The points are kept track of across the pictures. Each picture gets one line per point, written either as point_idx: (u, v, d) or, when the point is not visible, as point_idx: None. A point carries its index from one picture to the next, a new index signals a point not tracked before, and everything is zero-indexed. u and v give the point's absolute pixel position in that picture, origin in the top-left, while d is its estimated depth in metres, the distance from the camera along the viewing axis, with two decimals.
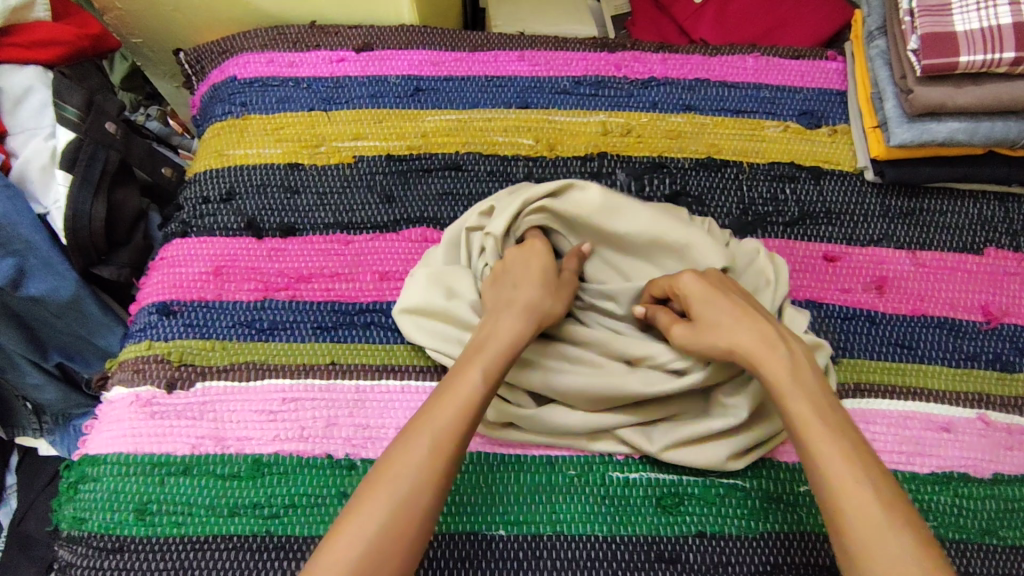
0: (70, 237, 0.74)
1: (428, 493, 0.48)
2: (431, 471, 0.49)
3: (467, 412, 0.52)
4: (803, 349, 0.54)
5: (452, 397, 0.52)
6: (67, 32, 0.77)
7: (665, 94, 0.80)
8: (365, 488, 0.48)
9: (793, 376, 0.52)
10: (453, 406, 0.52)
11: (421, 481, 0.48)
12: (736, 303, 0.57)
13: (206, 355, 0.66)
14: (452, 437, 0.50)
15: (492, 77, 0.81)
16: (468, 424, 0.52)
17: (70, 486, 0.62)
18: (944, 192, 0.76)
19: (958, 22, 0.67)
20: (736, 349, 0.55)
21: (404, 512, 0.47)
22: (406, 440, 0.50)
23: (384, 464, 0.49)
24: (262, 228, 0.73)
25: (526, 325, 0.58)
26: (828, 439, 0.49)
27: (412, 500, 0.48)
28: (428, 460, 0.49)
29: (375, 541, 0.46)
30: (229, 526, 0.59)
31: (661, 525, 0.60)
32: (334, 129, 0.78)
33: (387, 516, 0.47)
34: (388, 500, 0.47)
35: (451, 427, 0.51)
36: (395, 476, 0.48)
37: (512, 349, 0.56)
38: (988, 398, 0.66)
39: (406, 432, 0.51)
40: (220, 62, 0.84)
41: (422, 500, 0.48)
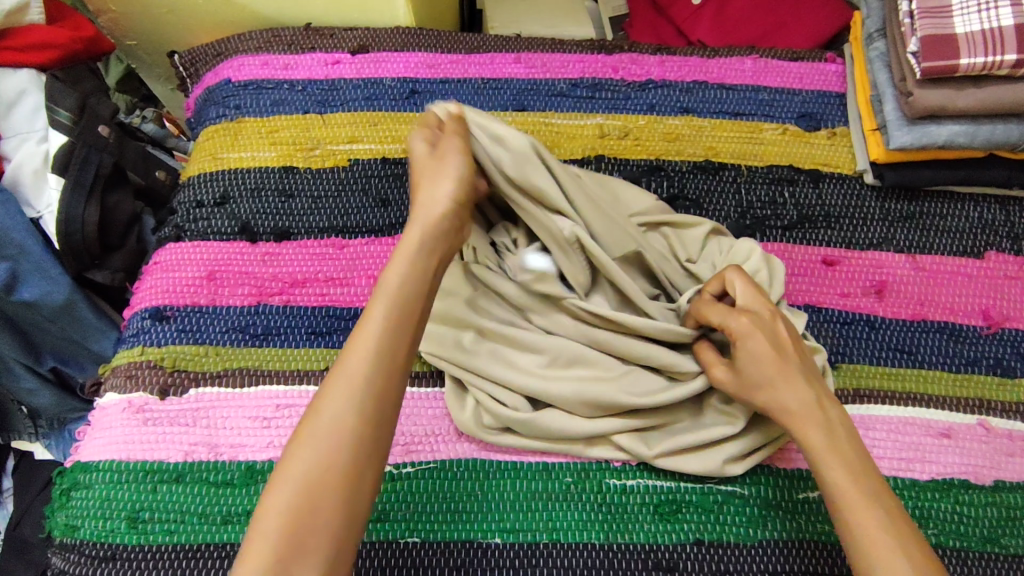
0: (64, 240, 0.74)
1: (355, 421, 0.48)
2: (351, 407, 0.48)
3: (379, 342, 0.50)
4: (841, 414, 0.55)
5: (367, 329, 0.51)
6: (61, 35, 0.77)
7: (662, 97, 0.80)
8: (295, 433, 0.48)
9: (830, 442, 0.53)
10: (368, 338, 0.51)
11: (318, 461, 0.46)
12: (787, 358, 0.56)
13: (200, 360, 0.66)
14: (368, 367, 0.50)
15: (488, 79, 0.81)
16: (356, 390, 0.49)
17: (63, 493, 0.61)
18: (944, 195, 0.75)
19: (958, 24, 0.66)
20: (778, 410, 0.55)
21: (333, 447, 0.47)
22: (327, 380, 0.50)
23: (311, 408, 0.49)
24: (256, 232, 0.72)
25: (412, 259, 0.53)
26: (864, 509, 0.50)
27: (337, 436, 0.47)
28: (348, 394, 0.49)
29: (310, 482, 0.46)
30: (221, 534, 0.58)
31: (658, 533, 0.59)
32: (329, 132, 0.77)
33: (314, 457, 0.47)
34: (315, 440, 0.47)
35: (342, 402, 0.48)
36: (318, 416, 0.48)
37: (421, 265, 0.54)
38: (989, 404, 0.65)
39: (312, 406, 0.49)
40: (214, 65, 0.83)
41: (348, 432, 0.48)
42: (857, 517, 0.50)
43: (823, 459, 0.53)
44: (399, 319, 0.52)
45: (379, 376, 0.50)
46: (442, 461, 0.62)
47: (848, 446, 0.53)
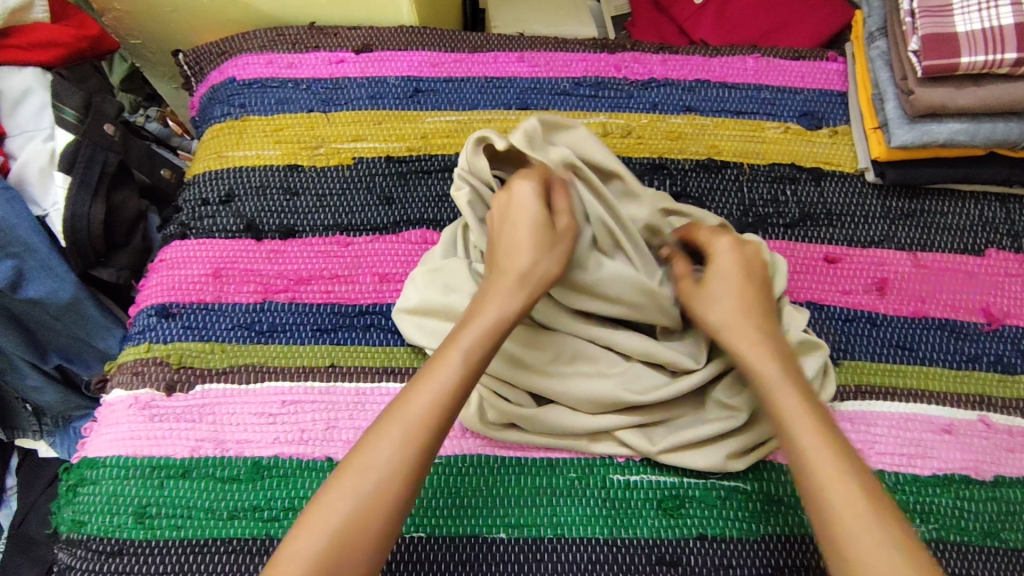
0: (69, 238, 0.74)
1: (401, 482, 0.48)
2: (400, 462, 0.48)
3: (443, 401, 0.50)
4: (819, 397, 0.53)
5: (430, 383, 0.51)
6: (67, 33, 0.78)
7: (665, 95, 0.80)
8: (339, 472, 0.48)
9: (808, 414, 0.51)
10: (430, 396, 0.51)
11: (374, 492, 0.47)
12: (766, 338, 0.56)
13: (206, 357, 0.66)
14: (426, 425, 0.50)
15: (492, 78, 0.81)
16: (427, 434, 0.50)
17: (70, 488, 0.62)
18: (945, 193, 0.76)
19: (959, 22, 0.67)
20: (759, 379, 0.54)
21: (377, 500, 0.47)
22: (382, 426, 0.50)
23: (361, 445, 0.49)
24: (261, 229, 0.72)
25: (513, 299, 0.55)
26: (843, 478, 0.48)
27: (382, 490, 0.48)
28: (398, 446, 0.49)
29: (342, 531, 0.46)
30: (228, 529, 0.58)
31: (662, 528, 0.60)
32: (333, 130, 0.77)
33: (357, 504, 0.47)
34: (361, 487, 0.47)
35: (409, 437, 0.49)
36: (368, 465, 0.48)
37: (496, 330, 0.54)
38: (990, 400, 0.66)
39: (377, 425, 0.50)
40: (218, 64, 0.84)
41: (394, 489, 0.48)
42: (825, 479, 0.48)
43: (793, 420, 0.51)
44: (464, 383, 0.52)
45: (445, 417, 0.50)
46: (447, 457, 0.62)
47: (818, 409, 0.52)
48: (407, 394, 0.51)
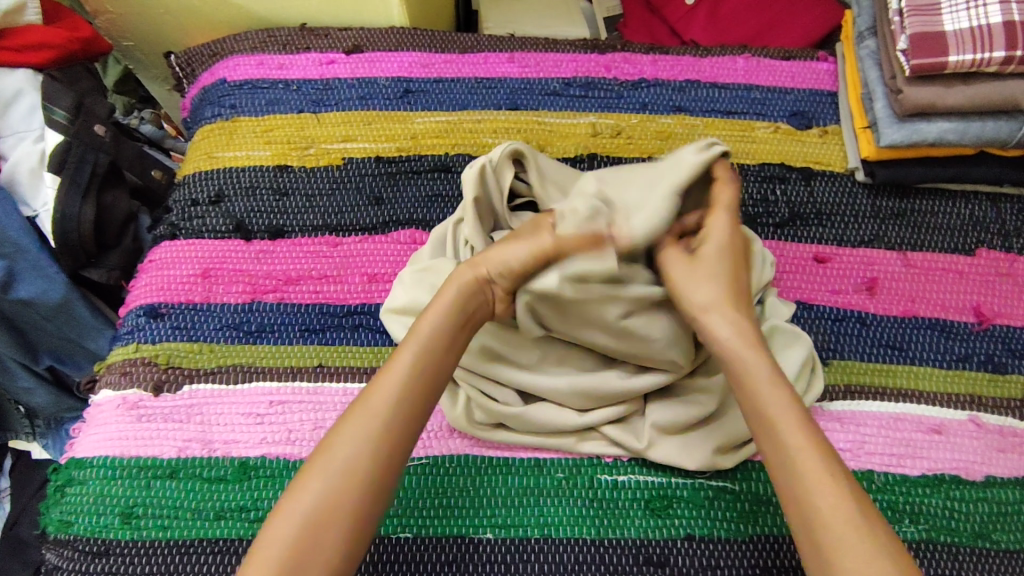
0: (59, 239, 0.74)
1: (367, 467, 0.48)
2: (363, 453, 0.49)
3: (402, 395, 0.51)
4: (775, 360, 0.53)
5: (391, 374, 0.52)
6: (57, 35, 0.78)
7: (655, 96, 0.80)
8: (307, 465, 0.49)
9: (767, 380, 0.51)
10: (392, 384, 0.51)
11: (339, 484, 0.47)
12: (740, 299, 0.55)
13: (194, 357, 0.66)
14: (389, 412, 0.50)
15: (482, 79, 0.81)
16: (390, 426, 0.50)
17: (57, 488, 0.62)
18: (935, 193, 0.75)
19: (947, 22, 0.67)
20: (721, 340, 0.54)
21: (345, 489, 0.47)
22: (346, 416, 0.51)
23: (325, 442, 0.50)
24: (250, 230, 0.72)
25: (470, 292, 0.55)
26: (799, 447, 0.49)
27: (347, 482, 0.48)
28: (362, 434, 0.49)
29: (312, 521, 0.46)
30: (214, 530, 0.58)
31: (649, 528, 0.59)
32: (323, 131, 0.78)
33: (325, 491, 0.47)
34: (327, 476, 0.48)
35: (371, 430, 0.49)
36: (333, 454, 0.48)
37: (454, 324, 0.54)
38: (981, 400, 0.65)
39: (341, 421, 0.51)
40: (210, 65, 0.84)
41: (361, 475, 0.48)
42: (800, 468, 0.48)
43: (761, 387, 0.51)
44: (427, 371, 0.52)
45: (407, 410, 0.51)
46: (435, 458, 0.62)
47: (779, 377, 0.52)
48: (372, 385, 0.52)
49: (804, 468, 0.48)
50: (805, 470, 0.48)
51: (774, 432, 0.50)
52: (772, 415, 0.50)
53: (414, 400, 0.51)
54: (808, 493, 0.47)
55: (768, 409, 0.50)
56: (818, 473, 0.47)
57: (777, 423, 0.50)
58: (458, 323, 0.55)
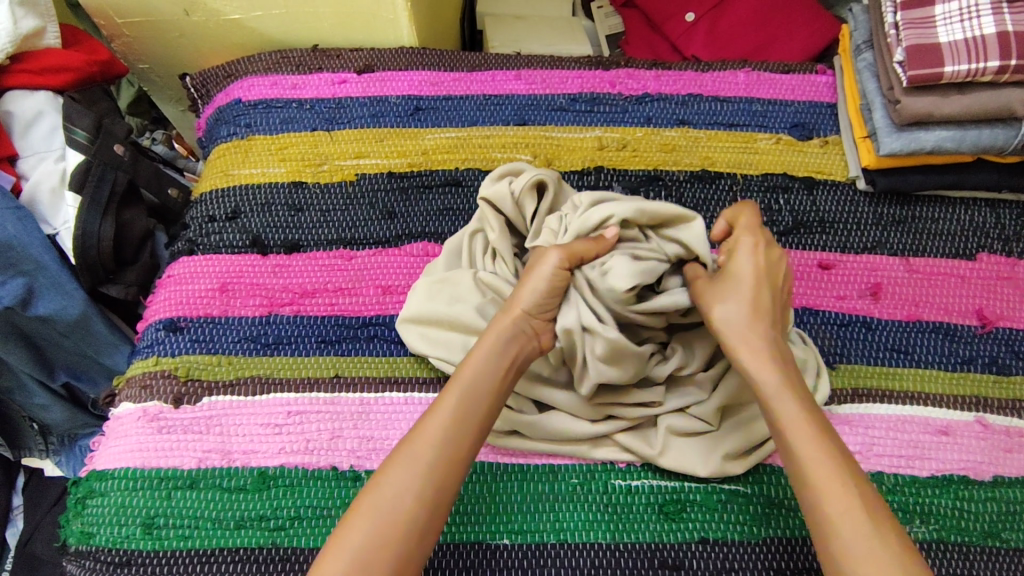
0: (79, 256, 0.76)
1: (415, 505, 0.50)
2: (413, 490, 0.50)
3: (451, 434, 0.53)
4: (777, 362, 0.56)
5: (437, 415, 0.54)
6: (76, 58, 0.81)
7: (659, 110, 0.82)
8: (357, 502, 0.50)
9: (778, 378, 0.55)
10: (441, 424, 0.53)
11: (389, 522, 0.49)
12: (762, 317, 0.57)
13: (212, 369, 0.67)
14: (438, 455, 0.52)
15: (490, 96, 0.83)
16: (441, 465, 0.52)
17: (78, 500, 0.63)
18: (935, 200, 0.77)
19: (942, 34, 0.69)
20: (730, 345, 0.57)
21: (393, 529, 0.49)
22: (394, 455, 0.52)
23: (375, 478, 0.51)
24: (267, 245, 0.74)
25: (512, 331, 0.57)
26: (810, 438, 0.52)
27: (400, 517, 0.49)
28: (413, 473, 0.51)
29: (362, 558, 0.47)
30: (236, 539, 0.59)
31: (664, 532, 0.60)
32: (337, 148, 0.79)
33: (374, 528, 0.48)
34: (377, 513, 0.49)
35: (420, 469, 0.51)
36: (385, 492, 0.50)
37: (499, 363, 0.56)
38: (987, 401, 0.67)
39: (392, 456, 0.52)
40: (224, 86, 0.86)
41: (410, 515, 0.49)
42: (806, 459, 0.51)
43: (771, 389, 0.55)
44: (476, 416, 0.54)
45: (455, 447, 0.53)
46: None
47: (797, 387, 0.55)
48: (421, 424, 0.54)
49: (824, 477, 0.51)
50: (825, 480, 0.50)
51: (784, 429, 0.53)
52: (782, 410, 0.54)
53: (461, 443, 0.53)
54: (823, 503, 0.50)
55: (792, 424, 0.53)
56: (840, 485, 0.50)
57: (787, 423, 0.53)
58: (502, 364, 0.56)
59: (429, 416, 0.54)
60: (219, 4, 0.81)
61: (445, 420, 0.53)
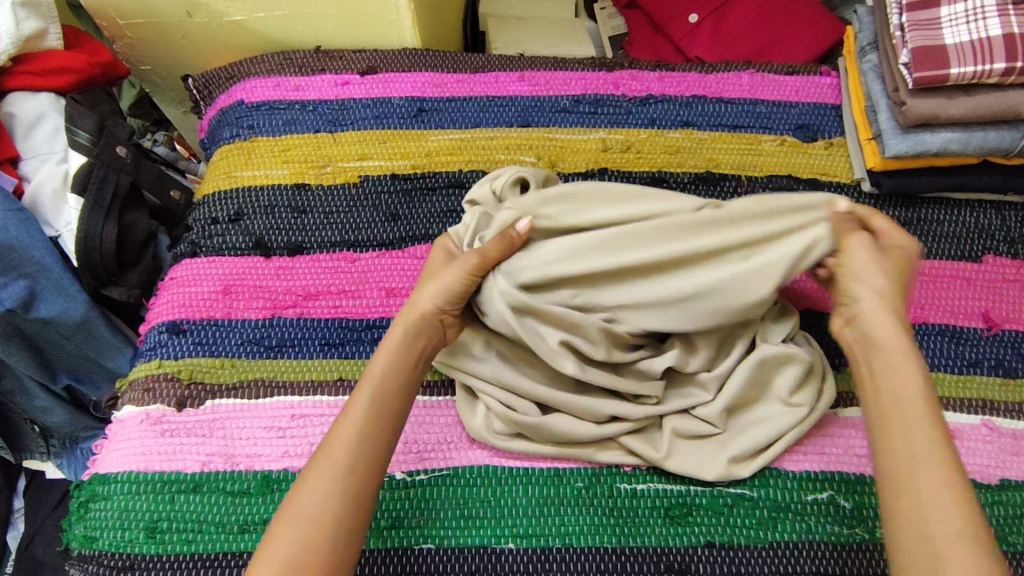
0: (82, 258, 0.75)
1: (338, 503, 0.51)
2: (336, 493, 0.51)
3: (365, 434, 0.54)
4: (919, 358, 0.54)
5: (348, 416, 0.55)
6: (79, 60, 0.81)
7: (663, 111, 0.82)
8: (280, 513, 0.51)
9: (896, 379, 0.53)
10: (355, 424, 0.54)
11: (315, 525, 0.50)
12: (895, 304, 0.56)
13: (215, 372, 0.67)
14: (354, 454, 0.53)
15: (493, 97, 0.83)
16: (361, 461, 0.53)
17: (81, 504, 0.62)
18: (940, 202, 0.77)
19: (947, 35, 0.69)
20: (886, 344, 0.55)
21: (319, 528, 0.50)
22: (312, 462, 0.53)
23: (292, 491, 0.52)
24: (270, 247, 0.74)
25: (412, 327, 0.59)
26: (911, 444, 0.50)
27: (323, 520, 0.50)
28: (330, 476, 0.52)
29: (293, 559, 0.48)
30: (238, 543, 0.59)
31: (670, 536, 0.60)
32: (340, 150, 0.79)
33: (300, 535, 0.49)
34: (303, 519, 0.50)
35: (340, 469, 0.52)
36: (308, 494, 0.51)
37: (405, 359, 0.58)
38: (993, 404, 0.66)
39: (310, 463, 0.53)
40: (227, 87, 0.86)
41: (333, 513, 0.50)
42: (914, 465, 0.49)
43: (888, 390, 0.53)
44: (388, 412, 0.56)
45: (367, 443, 0.54)
46: (455, 469, 0.63)
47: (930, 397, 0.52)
48: (336, 429, 0.55)
49: (915, 455, 0.50)
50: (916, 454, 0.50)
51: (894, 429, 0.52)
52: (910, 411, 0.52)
53: (374, 440, 0.54)
54: (914, 476, 0.49)
55: (898, 399, 0.53)
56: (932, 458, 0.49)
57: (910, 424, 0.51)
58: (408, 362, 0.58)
59: (343, 420, 0.55)
60: (223, 5, 0.81)
61: (359, 420, 0.55)
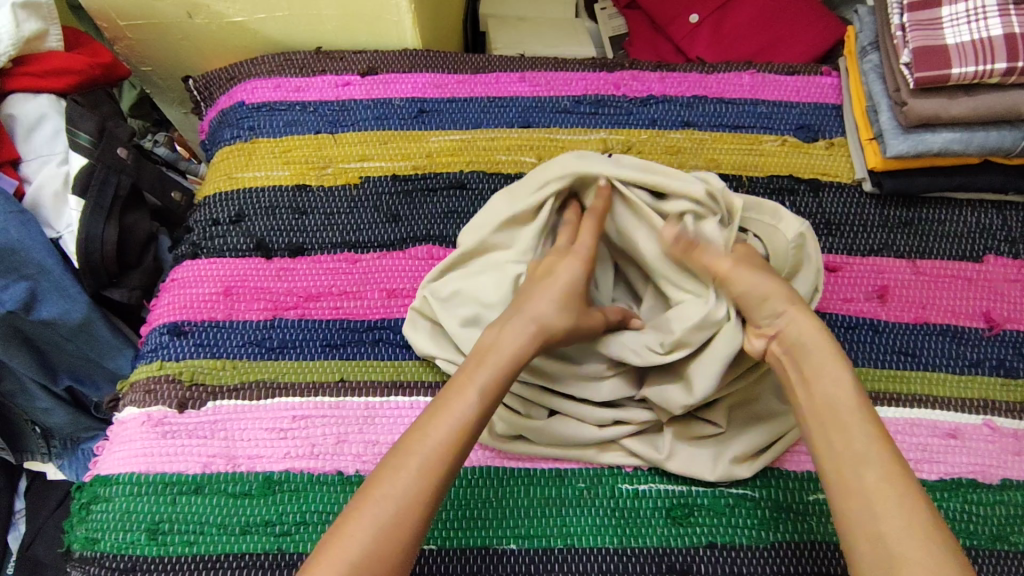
0: (83, 260, 0.76)
1: (410, 502, 0.48)
2: (419, 491, 0.48)
3: (459, 437, 0.51)
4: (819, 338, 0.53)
5: (449, 412, 0.51)
6: (80, 61, 0.81)
7: (664, 111, 0.82)
8: (363, 494, 0.48)
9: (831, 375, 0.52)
10: (449, 422, 0.51)
11: (391, 524, 0.47)
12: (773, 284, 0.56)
13: (217, 373, 0.67)
14: (444, 457, 0.50)
15: (494, 98, 0.83)
16: (450, 459, 0.50)
17: (82, 506, 0.62)
18: (942, 202, 0.77)
19: (948, 35, 0.69)
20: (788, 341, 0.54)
21: (390, 533, 0.46)
22: (397, 454, 0.50)
23: (375, 477, 0.49)
24: (271, 248, 0.74)
25: (536, 333, 0.55)
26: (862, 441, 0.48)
27: (401, 520, 0.47)
28: (417, 468, 0.49)
29: (357, 566, 0.45)
30: (241, 544, 0.59)
31: (671, 537, 0.60)
32: (341, 151, 0.79)
33: (373, 534, 0.46)
34: (374, 522, 0.46)
35: (431, 460, 0.49)
36: (392, 483, 0.48)
37: (517, 362, 0.54)
38: (994, 404, 0.66)
39: (395, 452, 0.50)
40: (227, 88, 0.86)
41: (413, 514, 0.48)
42: (863, 471, 0.47)
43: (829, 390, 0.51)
44: (480, 418, 0.52)
45: (461, 450, 0.51)
46: None
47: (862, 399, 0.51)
48: (428, 418, 0.51)
49: (858, 461, 0.48)
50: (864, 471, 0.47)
51: (834, 425, 0.50)
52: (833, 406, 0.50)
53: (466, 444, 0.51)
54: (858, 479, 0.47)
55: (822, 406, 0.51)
56: (872, 456, 0.48)
57: (843, 424, 0.50)
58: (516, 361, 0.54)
59: (438, 413, 0.52)
60: (222, 7, 0.81)
61: (449, 422, 0.51)
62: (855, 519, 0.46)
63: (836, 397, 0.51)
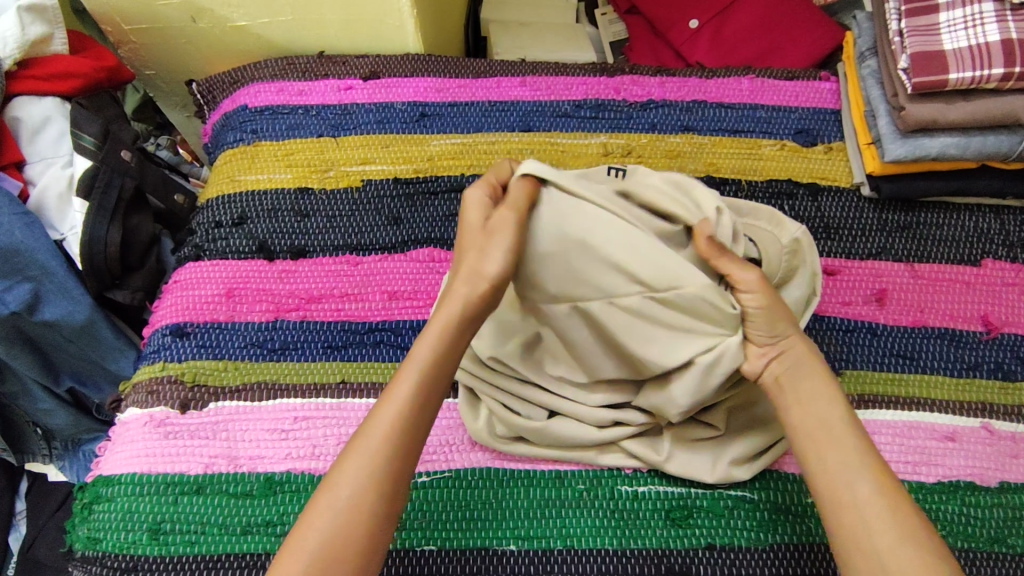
0: (86, 261, 0.76)
1: (360, 492, 0.49)
2: (368, 479, 0.49)
3: (402, 416, 0.52)
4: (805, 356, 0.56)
5: (393, 395, 0.52)
6: (85, 65, 0.81)
7: (664, 116, 0.83)
8: (318, 495, 0.50)
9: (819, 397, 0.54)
10: (392, 408, 0.52)
11: (343, 520, 0.48)
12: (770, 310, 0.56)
13: (219, 374, 0.67)
14: (389, 441, 0.51)
15: (495, 102, 0.84)
16: (394, 442, 0.51)
17: (84, 506, 0.62)
18: (940, 206, 0.77)
19: (946, 41, 0.70)
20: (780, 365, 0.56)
21: (346, 523, 0.48)
22: (348, 449, 0.51)
23: (329, 475, 0.50)
24: (273, 250, 0.74)
25: (470, 305, 0.54)
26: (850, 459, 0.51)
27: (355, 506, 0.48)
28: (364, 460, 0.50)
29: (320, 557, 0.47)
30: (241, 545, 0.59)
31: (669, 538, 0.60)
32: (342, 154, 0.80)
33: (332, 524, 0.48)
34: (332, 513, 0.48)
35: (376, 447, 0.50)
36: (342, 479, 0.49)
37: (456, 333, 0.54)
38: (992, 407, 0.67)
39: (349, 446, 0.51)
40: (230, 92, 0.86)
41: (366, 502, 0.49)
42: (853, 486, 0.50)
43: (815, 410, 0.54)
44: (424, 394, 0.53)
45: (410, 430, 0.52)
46: (456, 471, 0.63)
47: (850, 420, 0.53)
48: (375, 408, 0.53)
49: (849, 474, 0.51)
50: (853, 486, 0.50)
51: (822, 444, 0.52)
52: (822, 426, 0.53)
53: (413, 425, 0.52)
54: (850, 494, 0.50)
55: (810, 424, 0.54)
56: (863, 470, 0.51)
57: (833, 442, 0.52)
58: (455, 338, 0.54)
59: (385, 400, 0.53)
60: (227, 11, 0.82)
61: (392, 406, 0.52)
62: (851, 533, 0.49)
63: (826, 418, 0.53)
